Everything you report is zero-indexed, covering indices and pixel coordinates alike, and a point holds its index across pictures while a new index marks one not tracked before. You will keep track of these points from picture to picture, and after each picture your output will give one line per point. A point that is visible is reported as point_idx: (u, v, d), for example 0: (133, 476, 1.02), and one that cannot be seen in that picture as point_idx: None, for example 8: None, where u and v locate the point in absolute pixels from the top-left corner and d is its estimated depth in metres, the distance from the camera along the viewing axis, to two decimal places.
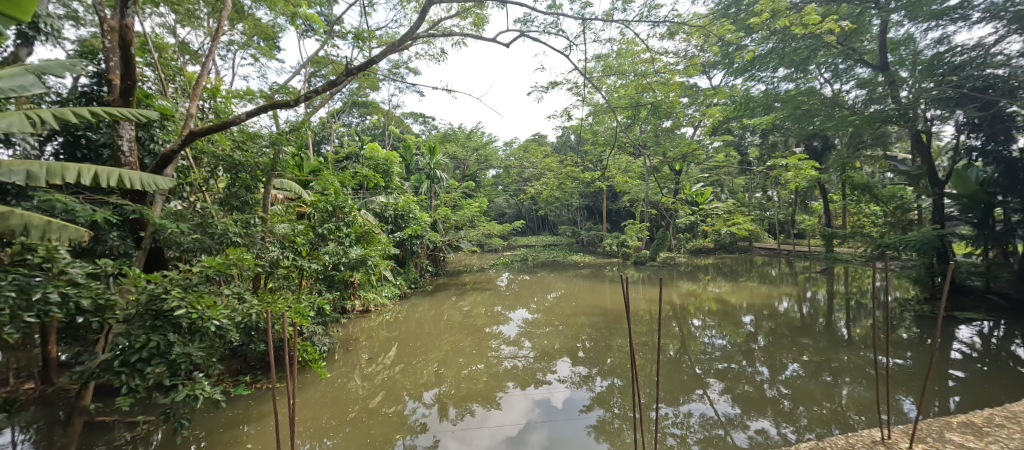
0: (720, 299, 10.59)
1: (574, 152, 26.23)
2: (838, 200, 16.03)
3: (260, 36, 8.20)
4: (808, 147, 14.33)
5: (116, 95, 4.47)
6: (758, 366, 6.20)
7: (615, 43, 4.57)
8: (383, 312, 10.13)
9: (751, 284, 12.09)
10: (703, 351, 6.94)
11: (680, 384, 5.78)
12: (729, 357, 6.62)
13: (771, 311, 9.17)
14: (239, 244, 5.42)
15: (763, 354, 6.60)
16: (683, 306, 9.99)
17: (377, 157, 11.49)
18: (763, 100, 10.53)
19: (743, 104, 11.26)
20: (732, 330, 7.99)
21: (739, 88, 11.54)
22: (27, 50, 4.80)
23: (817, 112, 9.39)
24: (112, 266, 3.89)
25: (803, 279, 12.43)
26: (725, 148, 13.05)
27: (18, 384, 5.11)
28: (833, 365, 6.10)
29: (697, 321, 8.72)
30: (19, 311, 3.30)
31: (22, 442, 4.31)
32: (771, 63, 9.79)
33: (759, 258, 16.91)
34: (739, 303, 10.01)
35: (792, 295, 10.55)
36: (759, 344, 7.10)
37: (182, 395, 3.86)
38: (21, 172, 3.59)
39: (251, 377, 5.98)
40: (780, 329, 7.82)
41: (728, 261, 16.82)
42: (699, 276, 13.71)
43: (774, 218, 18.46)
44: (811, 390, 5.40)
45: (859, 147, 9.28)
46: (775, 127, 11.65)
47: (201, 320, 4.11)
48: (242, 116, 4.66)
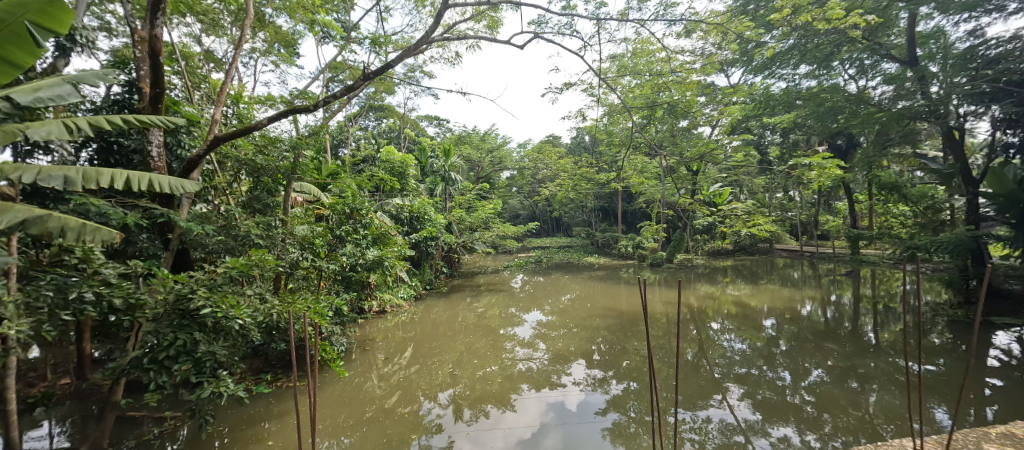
0: (739, 302, 10.41)
1: (589, 153, 26.14)
2: (864, 200, 15.60)
3: (281, 43, 8.43)
4: (831, 145, 13.99)
5: (146, 102, 4.65)
6: (779, 371, 6.09)
7: (632, 42, 4.51)
8: (399, 313, 10.27)
9: (771, 287, 11.86)
10: (722, 355, 6.85)
11: (698, 389, 5.73)
12: (749, 362, 6.52)
13: (793, 315, 8.97)
14: (261, 246, 5.58)
15: (784, 359, 6.49)
16: (701, 309, 9.86)
17: (393, 159, 11.66)
18: (783, 99, 10.35)
19: (763, 103, 11.08)
20: (752, 334, 7.85)
21: (759, 86, 11.37)
22: (65, 60, 5.01)
23: (841, 110, 9.04)
24: (142, 266, 4.06)
25: (826, 282, 12.14)
26: (744, 147, 12.85)
27: (55, 380, 5.35)
28: (859, 371, 5.96)
29: (715, 325, 8.60)
30: (57, 310, 3.48)
31: (58, 434, 4.51)
32: (791, 61, 9.61)
33: (780, 261, 16.57)
34: (759, 306, 9.84)
35: (815, 299, 10.31)
36: (781, 349, 6.97)
37: (208, 393, 3.98)
38: (59, 178, 3.65)
39: (272, 376, 6.13)
40: (803, 334, 7.66)
41: (747, 263, 16.54)
42: (717, 279, 13.53)
43: (795, 220, 18.07)
44: (835, 397, 5.29)
45: (887, 145, 8.99)
46: (795, 126, 11.43)
47: (225, 319, 4.22)
48: (264, 121, 4.79)
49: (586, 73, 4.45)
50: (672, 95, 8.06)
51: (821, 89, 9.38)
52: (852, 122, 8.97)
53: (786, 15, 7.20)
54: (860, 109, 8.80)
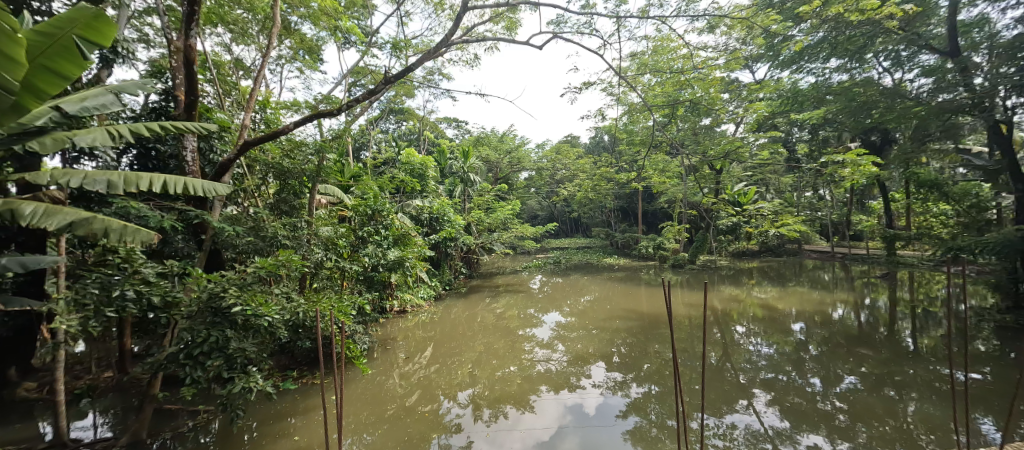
0: (766, 305, 10.18)
1: (609, 152, 25.89)
2: (900, 199, 15.01)
3: (306, 50, 8.69)
4: (865, 141, 13.48)
5: (181, 109, 4.86)
6: (808, 377, 5.95)
7: (652, 38, 4.43)
8: (420, 313, 10.44)
9: (800, 290, 11.55)
10: (748, 360, 6.73)
11: (722, 394, 5.65)
12: (776, 367, 6.40)
13: (823, 319, 8.73)
14: (288, 246, 5.79)
15: (814, 365, 6.33)
16: (726, 312, 9.69)
17: (413, 161, 11.86)
18: (813, 95, 10.02)
19: (790, 99, 10.80)
20: (780, 338, 7.68)
21: (787, 82, 11.08)
22: (108, 71, 5.30)
23: (875, 104, 8.63)
24: (178, 266, 4.26)
25: (860, 285, 11.74)
26: (772, 145, 12.53)
27: (99, 373, 5.66)
28: (895, 379, 5.77)
29: (741, 328, 8.46)
30: (102, 307, 3.69)
31: (101, 424, 4.78)
32: (820, 55, 9.34)
33: (810, 262, 16.10)
34: (788, 310, 9.61)
35: (847, 302, 9.99)
36: (810, 354, 6.81)
37: (239, 388, 4.12)
38: (102, 182, 3.85)
39: (298, 372, 6.33)
40: (834, 339, 7.46)
41: (774, 265, 16.14)
42: (742, 281, 13.25)
43: (825, 219, 17.50)
44: (869, 405, 5.14)
45: (926, 140, 8.53)
46: (824, 124, 11.10)
47: (254, 317, 4.39)
48: (291, 126, 4.95)
49: (605, 72, 4.38)
50: (695, 93, 7.93)
51: (854, 83, 9.07)
52: (886, 118, 8.53)
53: (816, 7, 7.00)
54: (896, 103, 8.43)
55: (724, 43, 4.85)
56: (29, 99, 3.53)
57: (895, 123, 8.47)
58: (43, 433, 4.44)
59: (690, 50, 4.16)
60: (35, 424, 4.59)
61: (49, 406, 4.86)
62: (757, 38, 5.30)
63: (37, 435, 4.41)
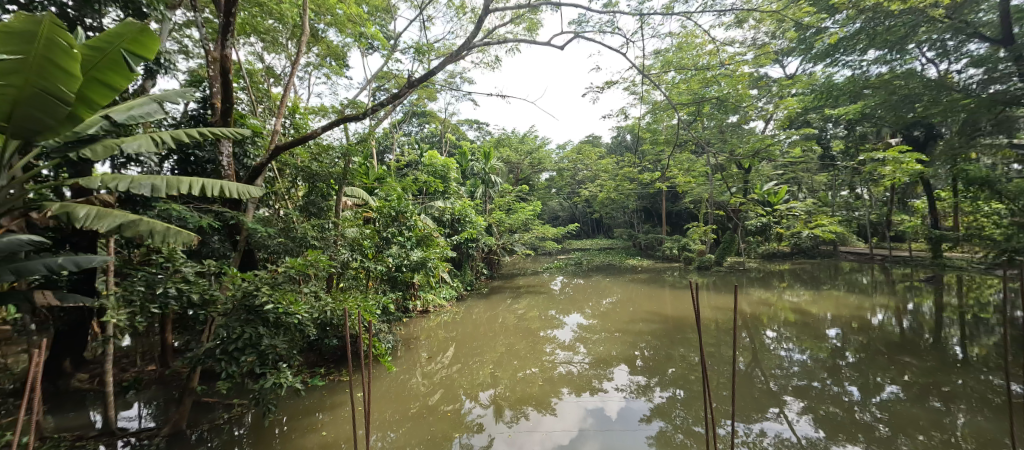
0: (798, 309, 9.89)
1: (631, 152, 25.52)
2: (947, 197, 14.28)
3: (333, 56, 8.96)
4: (906, 137, 12.67)
5: (217, 116, 5.09)
6: (845, 386, 5.78)
7: (677, 35, 4.40)
8: (442, 313, 10.61)
9: (835, 294, 11.16)
10: (779, 366, 6.58)
11: (752, 401, 5.54)
12: (810, 374, 6.23)
13: (861, 324, 8.43)
14: (316, 247, 6.01)
15: (851, 373, 6.13)
16: (756, 316, 9.47)
17: (435, 163, 12.10)
18: (848, 88, 9.41)
19: (824, 93, 10.22)
20: (813, 343, 7.47)
21: (820, 77, 10.53)
22: (152, 82, 5.60)
23: (918, 98, 8.06)
24: (215, 265, 4.47)
25: (901, 289, 11.26)
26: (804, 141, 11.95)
27: (143, 367, 5.99)
28: (941, 389, 5.52)
29: (772, 333, 8.25)
30: (147, 303, 3.95)
31: (145, 414, 5.05)
32: (857, 46, 8.73)
33: (846, 265, 15.52)
34: (822, 314, 9.32)
35: (887, 307, 9.60)
36: (846, 361, 6.60)
37: (270, 383, 4.30)
38: (146, 186, 4.07)
39: (325, 369, 6.54)
40: (873, 346, 7.20)
41: (807, 267, 15.64)
42: (773, 284, 12.91)
43: (863, 219, 16.81)
44: (912, 417, 4.95)
45: (976, 135, 7.75)
46: (859, 121, 10.68)
47: (285, 314, 4.57)
48: (318, 130, 5.11)
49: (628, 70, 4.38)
50: (722, 90, 7.76)
51: (895, 76, 8.49)
52: (930, 111, 8.04)
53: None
54: (942, 95, 7.90)
55: (751, 38, 4.78)
56: (83, 110, 3.76)
57: (941, 116, 7.85)
58: (94, 422, 4.74)
59: (717, 45, 4.13)
60: (86, 413, 4.91)
61: (98, 397, 5.19)
62: (788, 30, 5.13)
63: (88, 423, 4.71)
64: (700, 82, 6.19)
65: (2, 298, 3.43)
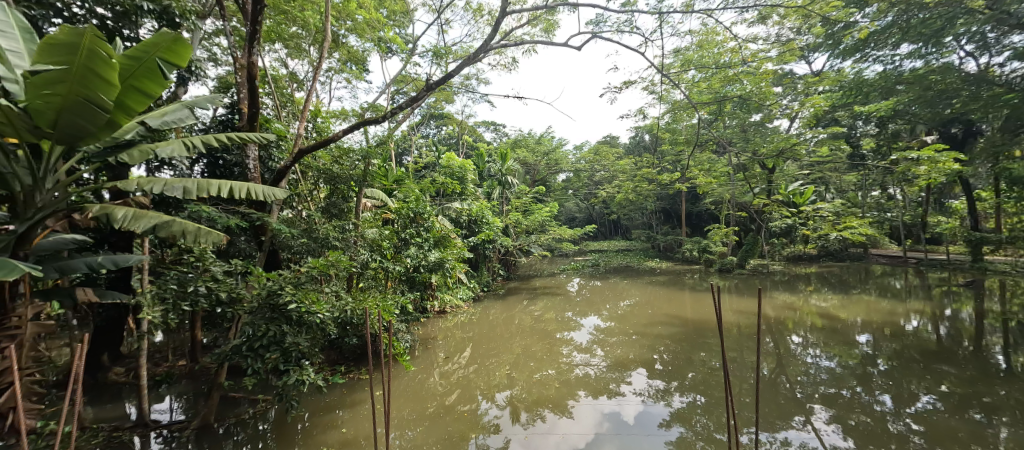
0: (826, 314, 9.64)
1: (650, 152, 25.25)
2: (988, 198, 13.65)
3: (353, 61, 9.16)
4: (943, 135, 12.04)
5: (244, 121, 5.23)
6: (877, 395, 5.62)
7: (698, 33, 4.31)
8: (459, 314, 10.71)
9: (865, 298, 10.82)
10: (806, 373, 6.45)
11: (777, 408, 5.45)
12: (838, 381, 6.09)
13: (894, 331, 8.17)
14: (337, 247, 6.16)
15: (883, 382, 5.96)
16: (780, 320, 9.27)
17: (453, 165, 12.23)
18: (879, 84, 8.36)
19: (853, 89, 9.09)
20: (842, 350, 7.28)
21: (850, 71, 9.41)
22: (184, 89, 5.88)
23: (956, 94, 7.30)
24: (242, 264, 4.65)
25: (938, 294, 10.85)
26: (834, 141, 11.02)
27: (175, 362, 6.24)
28: (982, 400, 5.33)
29: (797, 338, 8.08)
30: (179, 301, 4.12)
31: (176, 407, 5.27)
32: (888, 41, 7.79)
33: (877, 269, 15.02)
34: (851, 320, 9.06)
35: (923, 313, 9.26)
36: (878, 368, 6.42)
37: (293, 380, 4.43)
38: (178, 189, 4.19)
39: (345, 367, 6.69)
40: (907, 354, 6.98)
41: (835, 271, 15.21)
42: (798, 287, 12.60)
43: (896, 220, 16.22)
44: (950, 428, 4.78)
45: (1021, 131, 7.41)
46: (890, 121, 10.32)
47: (308, 313, 4.71)
48: (339, 133, 5.20)
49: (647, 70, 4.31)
50: (745, 88, 7.59)
51: (930, 70, 7.60)
52: (972, 107, 7.24)
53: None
54: (983, 91, 7.12)
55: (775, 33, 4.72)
56: (121, 117, 3.85)
57: (982, 112, 7.20)
58: (129, 413, 4.96)
59: (738, 42, 4.03)
60: (123, 405, 5.14)
61: (133, 389, 5.42)
62: (815, 27, 5.05)
63: (124, 415, 4.92)
64: (723, 80, 6.08)
65: (46, 294, 3.59)
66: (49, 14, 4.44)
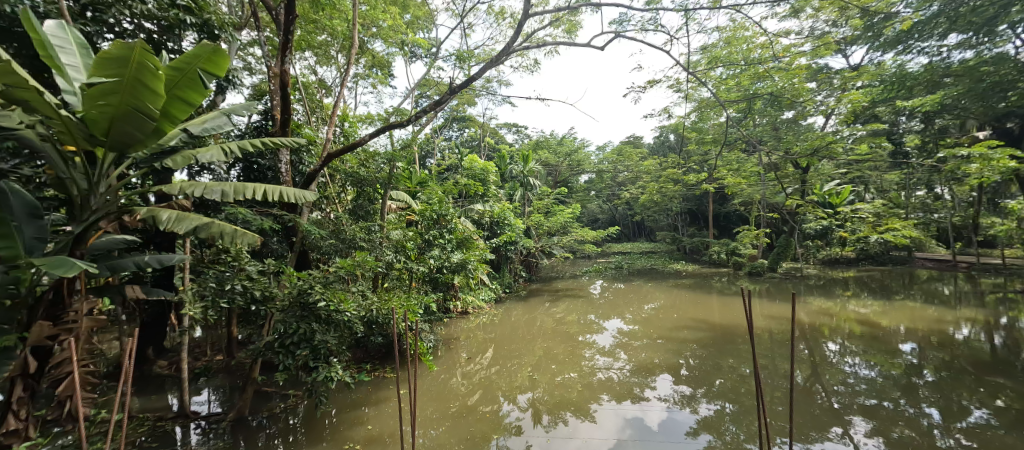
0: (866, 321, 9.28)
1: (675, 152, 24.90)
2: None
3: (378, 66, 9.41)
4: (997, 131, 10.90)
5: (277, 126, 5.44)
6: (923, 407, 5.40)
7: (725, 29, 4.31)
8: (481, 315, 10.82)
9: (909, 305, 10.35)
10: (844, 382, 6.25)
11: (813, 419, 5.30)
12: (879, 392, 5.87)
13: (943, 340, 7.80)
14: (363, 248, 6.35)
15: (930, 394, 5.72)
16: (816, 327, 8.99)
17: (475, 167, 12.39)
18: (924, 77, 7.68)
19: (894, 84, 8.24)
20: (883, 359, 7.01)
21: (889, 66, 8.70)
22: (222, 97, 6.21)
23: (1010, 86, 6.81)
24: (275, 264, 4.87)
25: (992, 302, 10.26)
26: (872, 138, 10.56)
27: (212, 357, 6.55)
28: None
29: (834, 346, 7.83)
30: (217, 297, 4.35)
31: (213, 399, 5.54)
32: (935, 31, 7.36)
33: (923, 273, 14.32)
34: (894, 327, 8.71)
35: (976, 322, 8.80)
36: (924, 379, 6.17)
37: (322, 376, 4.59)
38: (217, 191, 4.34)
39: (371, 365, 6.87)
40: (958, 364, 6.67)
41: (876, 275, 14.60)
42: (835, 292, 12.16)
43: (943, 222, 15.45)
44: (1007, 447, 4.55)
45: None
46: (936, 117, 9.78)
47: (336, 312, 4.89)
48: (366, 138, 5.35)
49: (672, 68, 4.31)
50: (775, 85, 7.38)
51: (982, 62, 7.16)
52: None
53: None
54: None
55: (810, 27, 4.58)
56: (167, 125, 4.03)
57: None
58: (172, 404, 5.25)
59: (771, 37, 4.00)
60: (166, 396, 5.44)
61: (175, 382, 5.72)
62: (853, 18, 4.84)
63: (166, 406, 5.20)
64: (751, 78, 5.97)
65: (99, 291, 3.83)
66: (103, 30, 4.79)
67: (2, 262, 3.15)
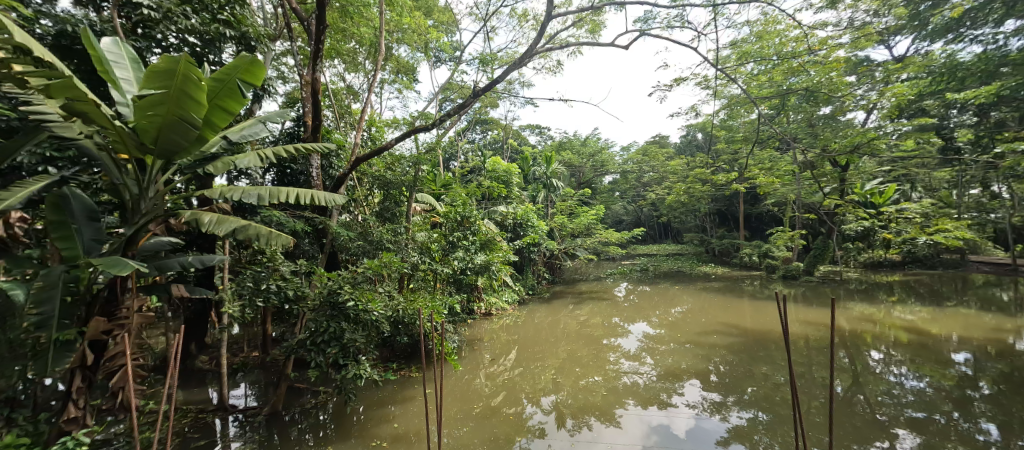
0: (914, 328, 8.86)
1: (703, 152, 24.40)
2: None
3: (403, 71, 9.63)
4: None
5: (309, 133, 5.67)
6: (979, 423, 5.13)
7: (757, 23, 4.26)
8: (504, 316, 10.92)
9: (961, 312, 9.81)
10: (888, 393, 6.00)
11: (854, 432, 5.12)
12: (928, 404, 5.61)
13: (1001, 350, 7.38)
14: (390, 249, 6.51)
15: (987, 408, 5.43)
16: (857, 334, 8.66)
17: (498, 169, 12.51)
18: (977, 68, 7.21)
19: (945, 75, 7.90)
20: (933, 370, 6.69)
21: (938, 56, 8.21)
22: (258, 105, 6.53)
23: None
24: (306, 265, 5.08)
25: None
26: (919, 134, 10.04)
27: (247, 354, 6.85)
28: None
29: (877, 354, 7.53)
30: (254, 296, 4.57)
31: (249, 394, 5.80)
32: (991, 17, 6.49)
33: (978, 278, 13.51)
34: (948, 336, 8.29)
35: None
36: (980, 392, 5.86)
37: (351, 374, 4.74)
38: (254, 195, 4.54)
39: (397, 364, 7.04)
40: (1018, 377, 6.30)
41: (925, 280, 13.87)
42: (879, 298, 11.62)
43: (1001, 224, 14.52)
44: None
45: None
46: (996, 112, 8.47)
47: (365, 312, 5.06)
48: (392, 142, 5.50)
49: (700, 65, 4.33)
50: (810, 81, 7.16)
51: None
52: None
53: None
54: None
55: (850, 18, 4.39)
56: (209, 133, 4.25)
57: None
58: (212, 398, 5.53)
59: (805, 29, 3.92)
60: (206, 390, 5.74)
61: (214, 377, 6.03)
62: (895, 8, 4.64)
63: (207, 399, 5.49)
64: (784, 73, 5.80)
65: (148, 289, 4.08)
66: (151, 46, 5.12)
67: (64, 262, 3.41)
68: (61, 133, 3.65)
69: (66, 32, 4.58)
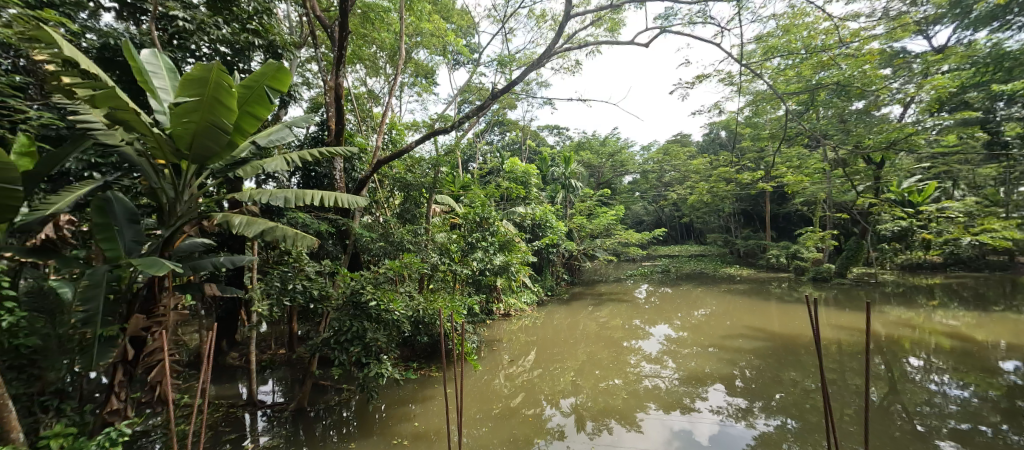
0: (957, 334, 8.50)
1: (726, 150, 23.90)
2: None
3: (423, 74, 9.75)
4: None
5: (332, 137, 5.82)
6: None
7: (784, 16, 4.22)
8: (523, 317, 10.95)
9: (1009, 318, 9.34)
10: (929, 403, 5.79)
11: (891, 443, 4.96)
12: (974, 415, 5.39)
13: None
14: (411, 250, 6.62)
15: None
16: (894, 340, 8.36)
17: (517, 170, 12.55)
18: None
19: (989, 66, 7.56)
20: (980, 378, 6.41)
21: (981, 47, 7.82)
22: (284, 110, 6.74)
23: None
24: (330, 265, 5.23)
25: None
26: (962, 129, 9.58)
27: (274, 352, 7.06)
28: None
29: (916, 361, 7.26)
30: (281, 295, 4.72)
31: (275, 390, 6.00)
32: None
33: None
34: (994, 343, 7.94)
35: None
36: None
37: (372, 372, 4.85)
38: (281, 198, 4.70)
39: (418, 364, 7.15)
40: None
41: (968, 283, 13.25)
42: (918, 302, 11.17)
43: None
44: None
45: None
46: None
47: (386, 311, 5.17)
48: (412, 144, 5.59)
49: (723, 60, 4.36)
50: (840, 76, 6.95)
51: None
52: None
53: None
54: None
55: (884, 9, 4.26)
56: (239, 138, 4.42)
57: None
58: (241, 393, 5.74)
59: (835, 22, 3.84)
60: (236, 386, 5.96)
61: (244, 373, 6.25)
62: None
63: (237, 394, 5.70)
64: (813, 68, 5.65)
65: (183, 288, 4.28)
66: (185, 56, 5.36)
67: (108, 262, 3.61)
68: (105, 140, 3.87)
69: (109, 45, 4.86)
